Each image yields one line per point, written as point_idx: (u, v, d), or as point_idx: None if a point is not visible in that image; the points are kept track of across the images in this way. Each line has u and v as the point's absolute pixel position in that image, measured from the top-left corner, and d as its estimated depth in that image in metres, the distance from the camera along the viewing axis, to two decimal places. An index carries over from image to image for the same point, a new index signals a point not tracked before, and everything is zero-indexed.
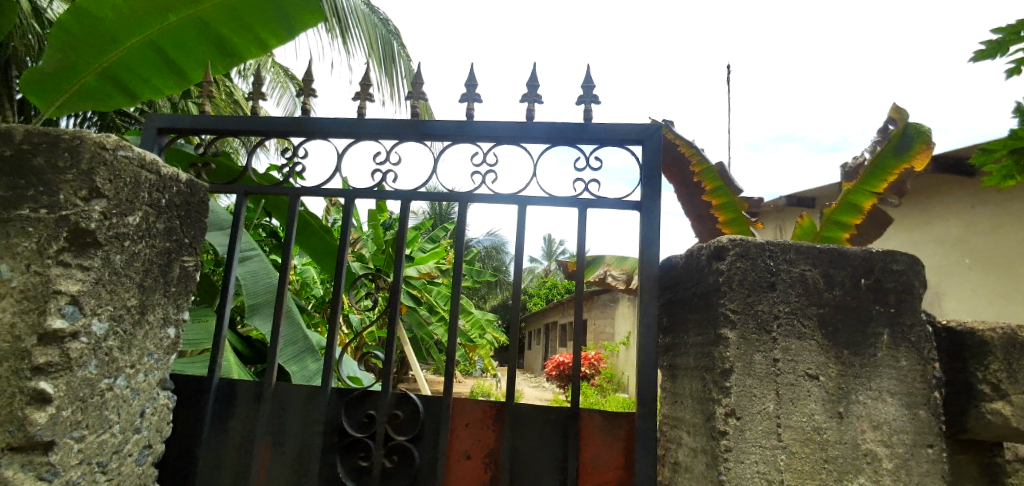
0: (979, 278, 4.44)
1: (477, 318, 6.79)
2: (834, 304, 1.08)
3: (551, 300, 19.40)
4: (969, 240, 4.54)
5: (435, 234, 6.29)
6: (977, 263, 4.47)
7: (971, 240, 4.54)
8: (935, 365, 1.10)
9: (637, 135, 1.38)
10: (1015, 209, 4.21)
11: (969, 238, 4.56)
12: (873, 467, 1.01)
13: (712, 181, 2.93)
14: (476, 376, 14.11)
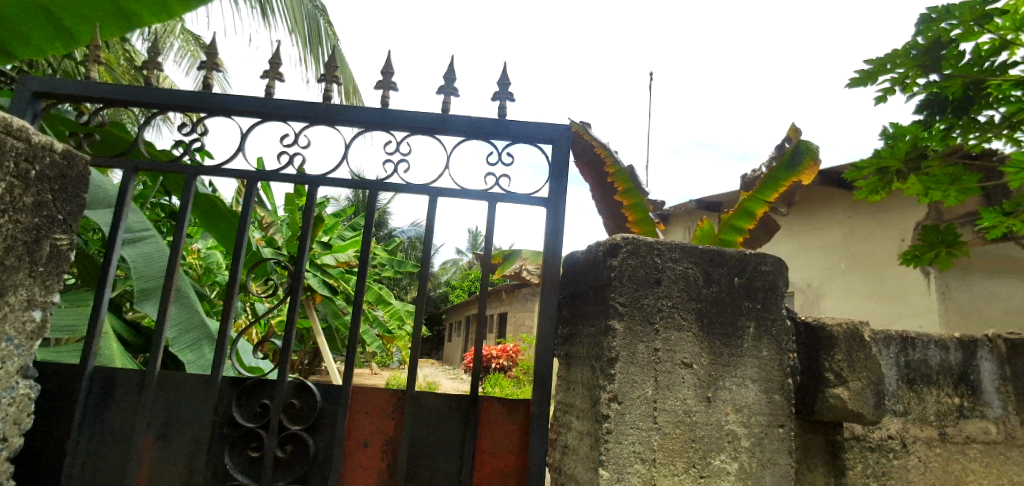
0: (854, 280, 4.98)
1: (397, 309, 6.71)
2: (711, 299, 1.19)
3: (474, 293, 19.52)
4: (848, 246, 5.07)
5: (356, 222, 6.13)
6: (853, 267, 5.01)
7: (848, 246, 5.08)
8: (792, 354, 1.24)
9: (549, 134, 1.43)
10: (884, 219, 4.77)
11: (847, 244, 5.09)
12: (733, 445, 1.13)
13: (623, 183, 3.06)
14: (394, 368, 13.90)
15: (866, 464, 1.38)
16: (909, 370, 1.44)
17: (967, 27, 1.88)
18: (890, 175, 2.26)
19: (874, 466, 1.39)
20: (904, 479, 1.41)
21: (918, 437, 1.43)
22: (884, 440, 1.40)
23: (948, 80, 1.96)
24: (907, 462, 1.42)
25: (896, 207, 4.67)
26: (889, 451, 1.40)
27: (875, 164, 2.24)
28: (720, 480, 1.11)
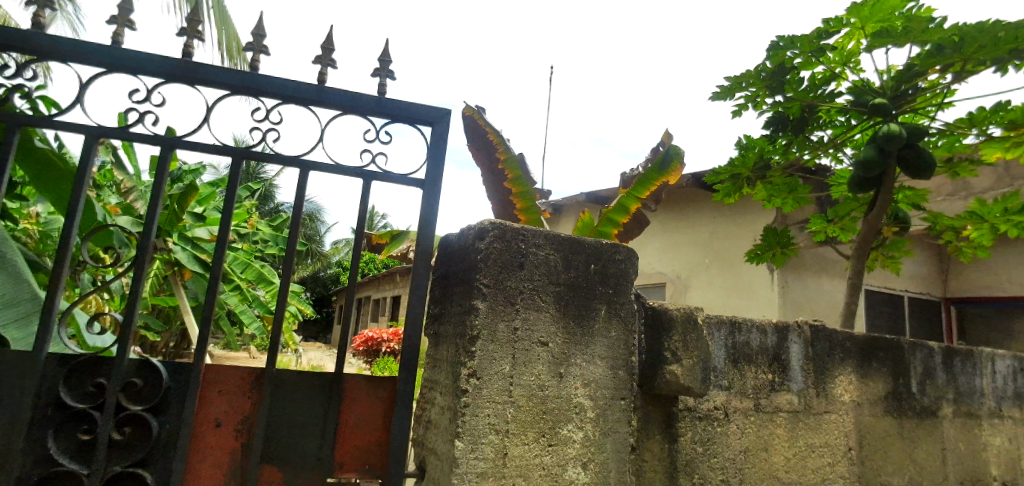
0: (714, 274, 5.50)
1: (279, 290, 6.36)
2: (569, 283, 1.29)
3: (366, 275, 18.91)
4: (711, 243, 5.59)
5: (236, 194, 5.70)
6: (714, 262, 5.52)
7: (712, 243, 5.59)
8: (636, 335, 1.38)
9: (430, 118, 1.42)
10: (742, 221, 5.32)
11: (711, 242, 5.60)
12: (579, 415, 1.25)
13: (514, 171, 3.14)
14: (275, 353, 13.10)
15: (695, 432, 1.55)
16: (735, 350, 1.67)
17: (805, 57, 2.16)
18: (742, 180, 2.53)
19: (701, 433, 1.57)
20: (725, 444, 1.61)
21: (738, 407, 1.65)
22: (710, 410, 1.60)
23: (790, 102, 2.22)
24: (728, 430, 1.62)
25: (752, 213, 5.26)
26: (714, 421, 1.60)
27: (728, 171, 2.50)
28: (566, 448, 1.22)
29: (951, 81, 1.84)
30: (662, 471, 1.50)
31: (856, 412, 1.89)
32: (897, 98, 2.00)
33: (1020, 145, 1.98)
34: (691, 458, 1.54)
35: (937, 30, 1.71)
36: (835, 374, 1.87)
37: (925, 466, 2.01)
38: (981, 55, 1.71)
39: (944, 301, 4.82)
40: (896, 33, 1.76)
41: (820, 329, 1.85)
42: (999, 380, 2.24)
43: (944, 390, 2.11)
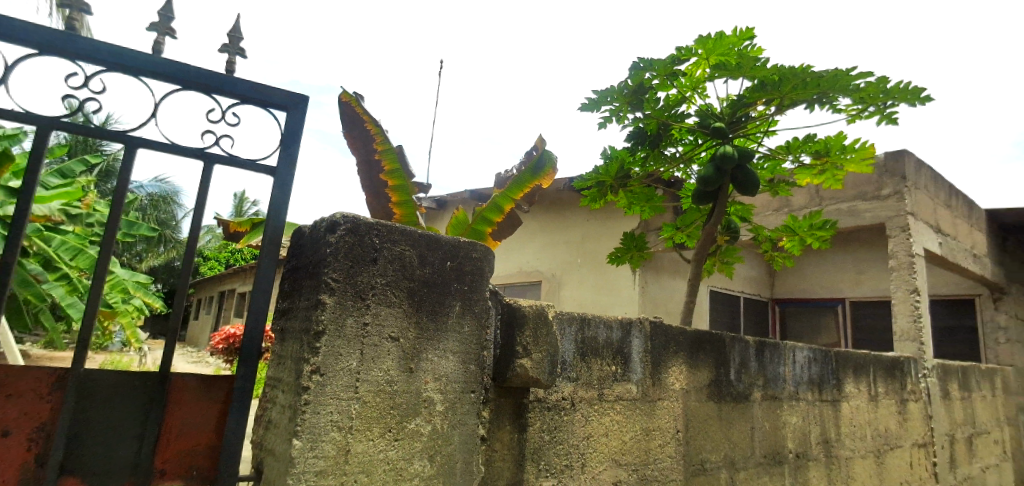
0: (585, 274, 5.77)
1: (121, 280, 5.63)
2: (422, 280, 1.29)
3: (232, 265, 17.28)
4: (584, 245, 5.86)
5: (68, 168, 4.94)
6: (586, 263, 5.79)
7: (585, 245, 5.86)
8: (489, 330, 1.44)
9: (281, 102, 1.30)
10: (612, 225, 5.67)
11: (584, 243, 5.87)
12: (427, 409, 1.27)
13: (391, 163, 2.94)
14: (115, 351, 11.48)
15: (543, 422, 1.54)
16: (583, 344, 1.66)
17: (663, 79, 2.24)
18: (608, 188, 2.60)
19: (548, 423, 1.55)
20: (569, 432, 1.59)
21: (583, 397, 1.64)
22: (558, 400, 1.58)
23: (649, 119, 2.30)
24: (574, 417, 1.61)
25: (621, 219, 5.62)
26: (561, 410, 1.59)
27: (595, 179, 2.56)
28: (413, 443, 1.23)
29: (775, 112, 2.04)
30: (511, 461, 1.47)
31: (684, 398, 1.94)
32: (732, 124, 2.14)
33: (822, 173, 2.36)
34: (539, 446, 1.53)
35: (763, 68, 1.93)
36: (669, 364, 1.92)
37: (737, 444, 2.10)
38: (795, 94, 1.93)
39: (772, 302, 5.49)
40: (731, 67, 1.95)
41: (659, 325, 1.90)
42: (798, 368, 2.37)
43: (755, 377, 2.21)
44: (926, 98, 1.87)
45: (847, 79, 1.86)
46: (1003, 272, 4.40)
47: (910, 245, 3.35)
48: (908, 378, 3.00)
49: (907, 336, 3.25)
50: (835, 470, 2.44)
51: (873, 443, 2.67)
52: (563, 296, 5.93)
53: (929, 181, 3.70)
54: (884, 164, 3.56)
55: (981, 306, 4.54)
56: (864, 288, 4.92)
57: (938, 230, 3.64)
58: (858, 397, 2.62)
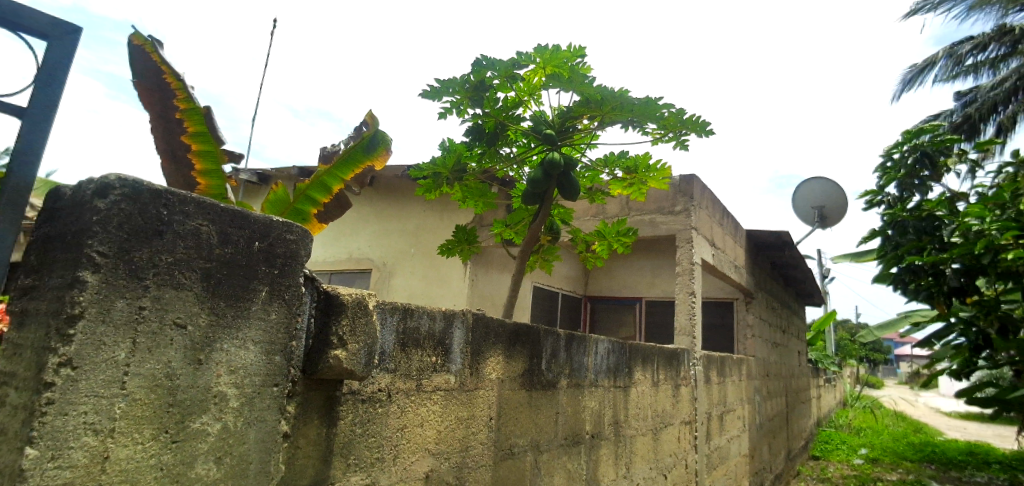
0: (418, 264, 5.70)
1: None
2: (223, 260, 0.97)
3: None
4: (418, 235, 5.76)
5: None
6: (419, 253, 5.71)
7: (419, 236, 5.77)
8: (301, 319, 1.12)
9: (39, 29, 1.02)
10: (448, 218, 5.65)
11: (418, 234, 5.77)
12: (217, 409, 0.96)
13: (195, 123, 2.27)
14: None
15: (356, 414, 1.32)
16: (404, 334, 1.47)
17: (502, 81, 2.15)
18: (441, 179, 2.42)
19: (362, 415, 1.34)
20: (383, 425, 1.40)
21: (401, 388, 1.46)
22: (373, 392, 1.37)
23: (486, 117, 2.22)
24: (388, 410, 1.42)
25: (456, 212, 5.63)
26: (376, 402, 1.38)
27: (430, 169, 2.37)
28: (195, 445, 0.92)
29: (597, 127, 2.22)
30: (317, 456, 1.22)
31: (499, 387, 1.87)
32: (561, 132, 2.24)
33: (631, 186, 2.64)
34: (350, 439, 1.31)
35: (590, 86, 2.10)
36: (487, 354, 1.82)
37: (542, 428, 2.14)
38: (614, 113, 2.13)
39: (585, 298, 6.06)
40: (563, 80, 2.09)
41: (481, 316, 1.77)
42: (599, 358, 2.55)
43: (563, 366, 2.28)
44: (709, 132, 2.22)
45: (655, 106, 2.09)
46: (753, 281, 5.44)
47: (691, 254, 3.95)
48: (682, 367, 3.52)
49: (684, 332, 3.82)
50: (621, 448, 2.74)
51: (652, 423, 3.08)
52: (392, 286, 5.80)
53: (709, 203, 4.40)
54: (678, 186, 4.13)
55: (737, 308, 5.56)
56: (656, 290, 5.67)
57: (712, 243, 4.36)
58: (643, 384, 3.00)
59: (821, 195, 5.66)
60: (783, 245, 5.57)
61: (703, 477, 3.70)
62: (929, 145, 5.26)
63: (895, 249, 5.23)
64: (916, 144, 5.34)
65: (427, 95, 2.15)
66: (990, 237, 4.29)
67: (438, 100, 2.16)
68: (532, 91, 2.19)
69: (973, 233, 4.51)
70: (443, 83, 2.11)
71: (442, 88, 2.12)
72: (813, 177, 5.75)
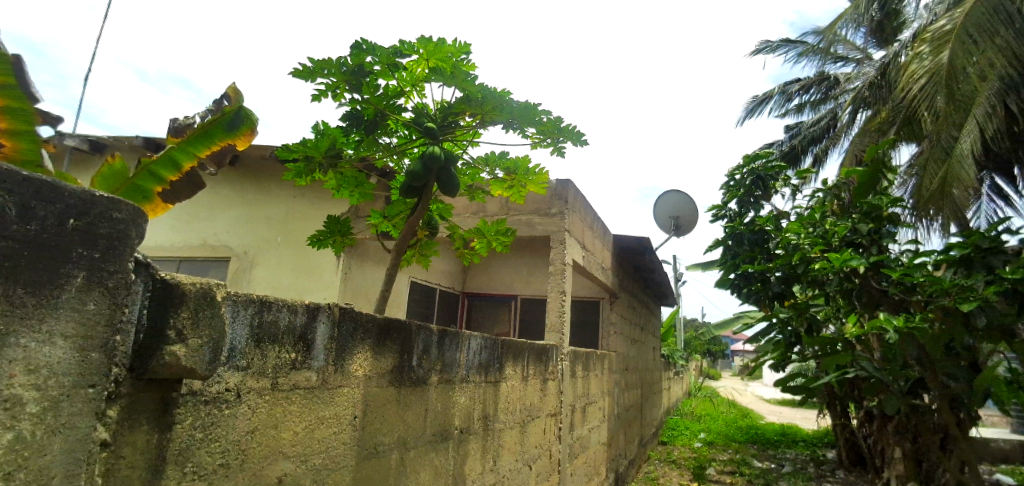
0: (284, 254, 5.31)
1: None
2: (24, 240, 0.81)
3: None
4: (287, 223, 5.37)
5: None
6: (287, 242, 5.32)
7: (287, 224, 5.37)
8: (130, 309, 0.98)
9: None
10: (321, 206, 5.33)
11: (286, 222, 5.37)
12: (11, 415, 0.80)
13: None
14: None
15: (196, 417, 1.18)
16: (259, 329, 1.35)
17: (383, 68, 2.08)
18: (313, 165, 2.25)
19: (204, 418, 1.20)
20: (229, 428, 1.28)
21: (252, 387, 1.34)
22: (219, 393, 1.24)
23: (365, 103, 2.12)
24: (236, 412, 1.30)
25: (331, 201, 5.34)
26: (222, 403, 1.25)
27: (300, 152, 2.18)
28: None
29: (479, 126, 2.23)
30: (144, 466, 1.08)
31: (365, 384, 1.80)
32: (442, 127, 2.21)
33: (510, 187, 2.70)
34: (187, 445, 1.17)
35: (472, 84, 2.10)
36: (353, 350, 1.74)
37: (410, 425, 2.10)
38: (494, 113, 2.15)
39: (462, 295, 6.09)
40: (446, 75, 2.07)
41: (348, 311, 1.69)
42: (472, 353, 2.56)
43: (434, 362, 2.25)
44: (584, 142, 2.34)
45: (534, 111, 2.15)
46: (618, 282, 5.86)
47: (564, 255, 4.13)
48: (550, 362, 3.68)
49: (554, 328, 4.00)
50: (489, 442, 2.79)
51: (520, 416, 3.17)
52: (253, 277, 5.34)
53: (582, 207, 4.65)
54: (553, 190, 4.33)
55: (602, 307, 5.94)
56: (531, 288, 5.85)
57: (582, 245, 4.60)
58: (513, 379, 3.09)
59: (677, 206, 6.26)
60: (644, 250, 6.07)
61: (565, 466, 3.90)
62: (763, 170, 6.10)
63: (734, 257, 5.96)
64: (753, 168, 6.16)
65: (299, 74, 2.01)
66: (804, 250, 5.10)
67: (311, 81, 2.02)
68: (414, 82, 2.15)
69: (792, 246, 5.28)
70: (319, 62, 1.97)
71: (315, 69, 1.99)
72: (671, 190, 6.34)
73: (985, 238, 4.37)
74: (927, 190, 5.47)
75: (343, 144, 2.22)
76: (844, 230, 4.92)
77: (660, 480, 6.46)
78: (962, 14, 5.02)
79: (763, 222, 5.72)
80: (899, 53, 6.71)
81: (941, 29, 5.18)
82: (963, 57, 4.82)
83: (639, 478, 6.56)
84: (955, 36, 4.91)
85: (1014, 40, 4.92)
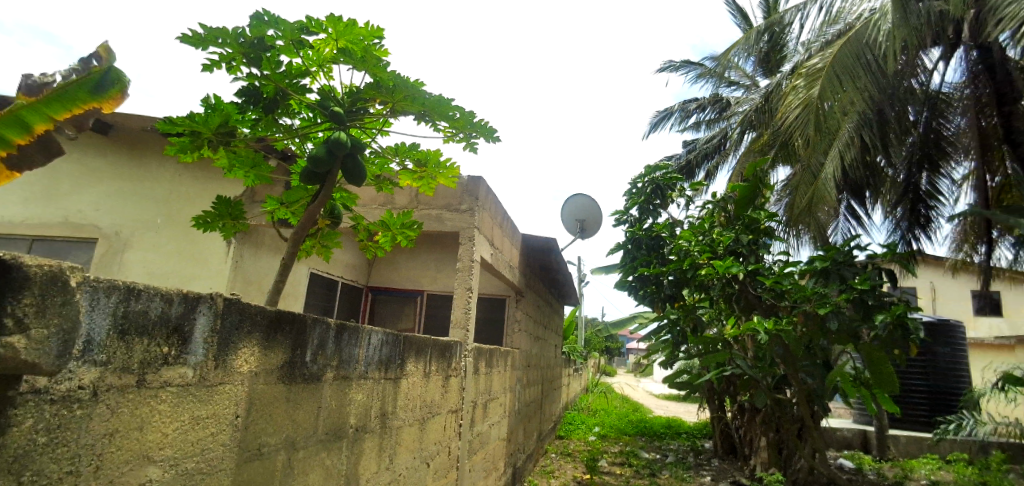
0: (165, 238, 4.82)
1: None
2: None
3: None
4: (170, 203, 4.87)
5: None
6: (168, 225, 4.83)
7: (170, 204, 4.87)
8: None
9: None
10: (211, 186, 4.90)
11: (169, 203, 4.87)
12: None
13: None
14: None
15: (39, 419, 1.04)
16: (123, 319, 1.21)
17: (287, 44, 1.94)
18: (201, 142, 2.04)
19: (49, 420, 1.06)
20: (82, 430, 1.13)
21: (112, 384, 1.19)
22: (69, 391, 1.10)
23: (265, 79, 1.97)
24: (90, 412, 1.15)
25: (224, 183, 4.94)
26: (73, 403, 1.10)
27: (186, 126, 1.94)
28: None
29: (389, 114, 2.15)
30: None
31: (250, 381, 1.68)
32: (349, 112, 2.10)
33: (419, 179, 2.64)
34: (26, 451, 1.02)
35: (383, 69, 2.02)
36: (238, 345, 1.61)
37: (300, 424, 1.98)
38: (405, 103, 2.09)
39: (366, 289, 5.88)
40: (356, 58, 1.98)
41: (234, 302, 1.55)
42: (372, 349, 2.47)
43: (330, 357, 2.15)
44: (496, 139, 2.34)
45: (447, 104, 2.12)
46: (524, 280, 5.95)
47: (471, 251, 4.11)
48: (453, 359, 3.65)
49: (458, 324, 3.97)
50: (386, 440, 2.71)
51: (419, 413, 3.12)
52: (126, 262, 4.79)
53: (492, 204, 4.67)
54: (464, 186, 4.31)
55: (508, 304, 6.01)
56: (438, 284, 5.76)
57: (491, 243, 4.62)
58: (415, 375, 3.02)
59: (582, 209, 6.49)
60: (551, 250, 6.23)
61: (464, 463, 3.89)
62: (662, 180, 6.49)
63: (632, 261, 6.28)
64: (653, 178, 6.54)
65: (187, 40, 1.82)
66: (694, 257, 5.50)
67: (202, 49, 1.84)
68: (321, 62, 2.03)
69: (684, 252, 5.68)
70: (213, 28, 1.79)
71: (208, 36, 1.81)
72: (578, 193, 6.56)
73: (840, 252, 5.00)
74: (798, 207, 6.12)
75: (237, 122, 2.04)
76: (728, 240, 5.37)
77: (555, 473, 6.66)
78: (832, 54, 5.69)
79: (660, 228, 6.09)
80: (782, 83, 7.45)
81: (815, 66, 5.84)
82: (832, 92, 5.46)
83: (536, 471, 6.72)
84: (826, 73, 5.55)
85: (872, 82, 5.66)
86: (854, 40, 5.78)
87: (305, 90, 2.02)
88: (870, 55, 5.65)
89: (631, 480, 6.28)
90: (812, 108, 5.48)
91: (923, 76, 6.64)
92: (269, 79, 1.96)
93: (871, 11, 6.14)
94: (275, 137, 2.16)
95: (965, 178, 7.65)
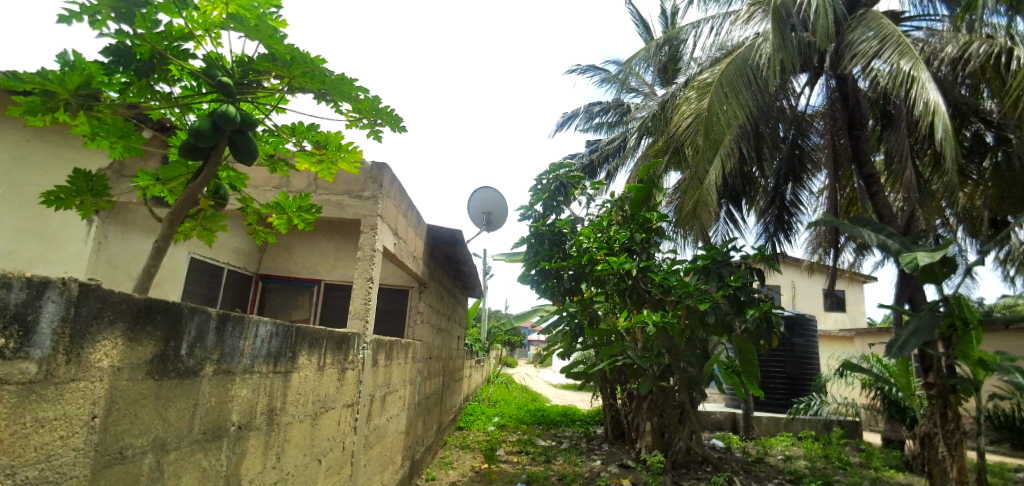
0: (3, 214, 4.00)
1: None
2: None
3: None
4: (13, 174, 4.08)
5: None
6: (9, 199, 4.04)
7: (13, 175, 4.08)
8: None
9: None
10: (73, 158, 4.31)
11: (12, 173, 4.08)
12: None
13: None
14: None
15: None
16: None
17: (166, 1, 1.74)
18: (56, 103, 1.77)
19: None
20: None
21: None
22: None
23: (138, 39, 1.75)
24: None
25: (85, 153, 4.37)
26: None
27: (35, 85, 1.68)
28: None
29: (285, 91, 2.01)
30: None
31: (112, 378, 1.50)
32: (239, 85, 1.93)
33: (319, 162, 2.50)
34: None
35: (280, 42, 1.88)
36: (96, 338, 1.43)
37: (172, 423, 1.81)
38: (304, 81, 1.96)
39: (256, 276, 5.49)
40: (249, 26, 1.82)
41: (92, 289, 1.38)
42: (259, 341, 2.31)
43: (210, 350, 1.97)
44: (402, 128, 2.28)
45: (351, 86, 2.02)
46: (427, 271, 5.87)
47: (374, 240, 3.96)
48: (350, 351, 3.52)
49: (357, 315, 3.83)
50: (273, 437, 2.55)
51: (311, 408, 2.97)
52: None
53: (397, 193, 4.54)
54: (369, 172, 4.15)
55: (410, 295, 5.89)
56: (336, 273, 5.51)
57: (394, 232, 4.50)
58: (307, 368, 2.87)
59: (488, 202, 6.53)
60: (455, 242, 6.20)
61: (359, 458, 3.77)
62: (565, 177, 6.70)
63: (535, 255, 6.42)
64: (557, 175, 6.72)
65: None
66: (592, 253, 5.74)
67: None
68: (208, 26, 1.85)
69: (583, 248, 5.91)
70: None
71: None
72: (485, 186, 6.58)
73: (719, 253, 5.48)
74: (685, 210, 6.60)
75: (102, 84, 1.80)
76: (624, 238, 5.70)
77: (453, 464, 6.68)
78: (720, 71, 6.20)
79: (562, 224, 6.28)
80: (676, 94, 7.97)
81: (705, 80, 6.33)
82: (718, 105, 5.94)
83: (434, 463, 6.69)
84: (714, 87, 6.03)
85: (752, 99, 6.23)
86: (740, 59, 6.32)
87: (189, 56, 1.83)
88: (751, 75, 6.22)
89: (527, 467, 6.45)
90: (703, 118, 5.93)
91: (792, 98, 7.44)
92: (145, 40, 1.75)
93: (753, 35, 6.76)
94: (149, 106, 1.93)
95: (822, 191, 8.70)
